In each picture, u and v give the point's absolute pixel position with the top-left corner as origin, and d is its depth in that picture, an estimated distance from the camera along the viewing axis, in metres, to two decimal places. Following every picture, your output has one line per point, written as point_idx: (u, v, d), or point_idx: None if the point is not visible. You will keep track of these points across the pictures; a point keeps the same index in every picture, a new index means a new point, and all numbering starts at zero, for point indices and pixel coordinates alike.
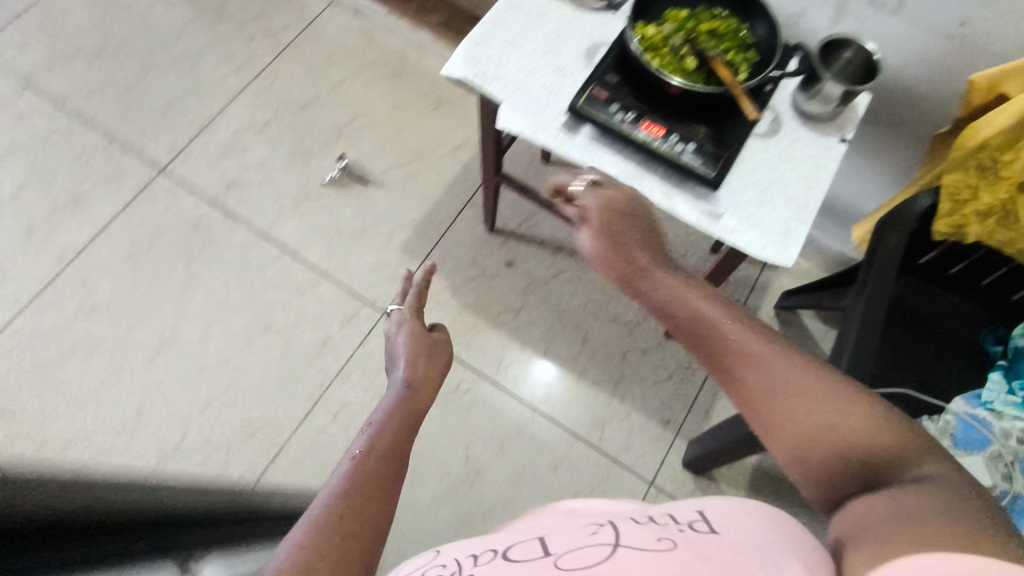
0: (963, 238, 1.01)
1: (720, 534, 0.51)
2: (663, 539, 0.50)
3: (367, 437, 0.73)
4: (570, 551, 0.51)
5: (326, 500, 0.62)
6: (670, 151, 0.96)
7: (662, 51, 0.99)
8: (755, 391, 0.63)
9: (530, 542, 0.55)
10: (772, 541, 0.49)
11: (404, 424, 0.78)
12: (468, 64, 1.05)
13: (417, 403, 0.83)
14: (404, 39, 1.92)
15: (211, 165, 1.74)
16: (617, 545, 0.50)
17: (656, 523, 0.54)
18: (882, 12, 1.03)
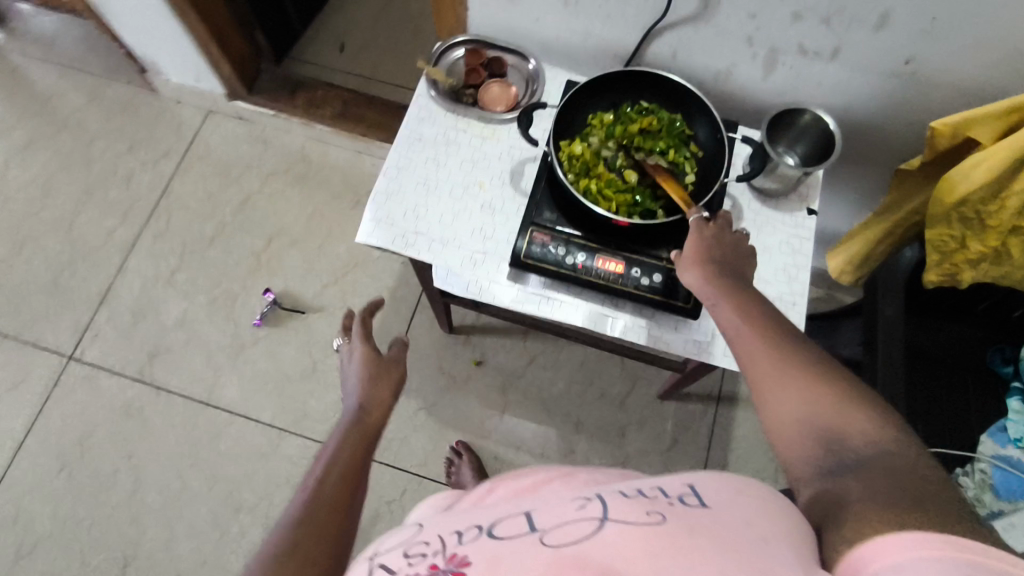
0: (958, 282, 0.94)
1: (711, 508, 0.46)
2: (651, 513, 0.45)
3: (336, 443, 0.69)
4: (557, 525, 0.47)
5: (270, 548, 0.57)
6: (636, 283, 0.84)
7: (594, 170, 0.86)
8: (763, 365, 0.60)
9: (516, 519, 0.50)
10: (772, 533, 0.45)
11: (364, 428, 0.72)
12: (382, 230, 0.90)
13: (370, 415, 0.75)
14: (300, 136, 1.73)
15: (126, 336, 1.55)
16: (605, 520, 0.45)
17: (643, 490, 0.49)
18: (818, 59, 0.92)
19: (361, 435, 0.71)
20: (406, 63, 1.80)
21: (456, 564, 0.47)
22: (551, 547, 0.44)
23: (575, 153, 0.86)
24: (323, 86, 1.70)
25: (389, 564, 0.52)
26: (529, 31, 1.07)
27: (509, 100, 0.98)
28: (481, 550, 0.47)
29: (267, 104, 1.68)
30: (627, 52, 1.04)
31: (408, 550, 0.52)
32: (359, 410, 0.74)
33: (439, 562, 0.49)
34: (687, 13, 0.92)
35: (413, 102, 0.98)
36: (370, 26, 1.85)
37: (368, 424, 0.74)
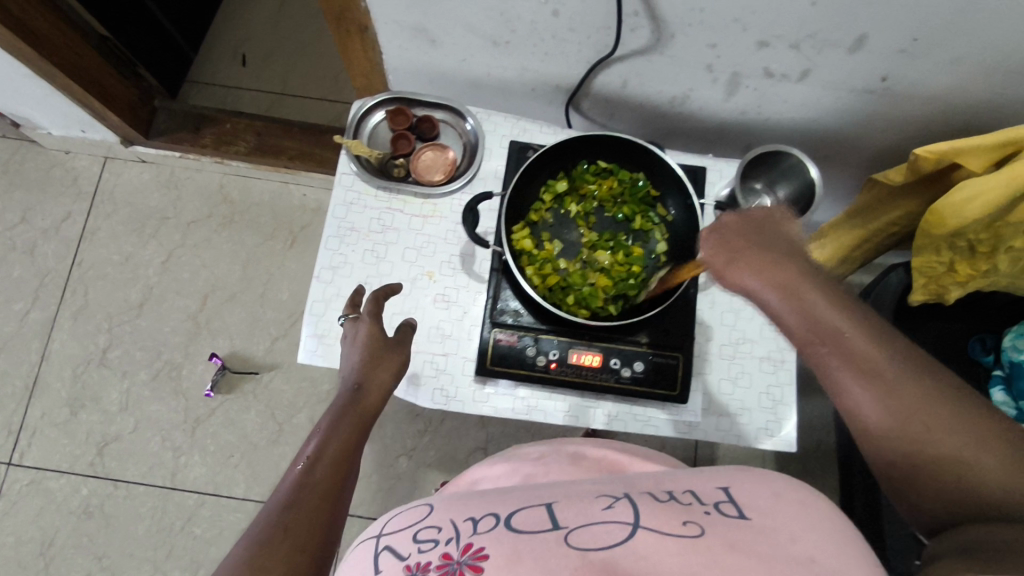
0: (943, 299, 0.89)
1: (749, 516, 0.42)
2: (688, 523, 0.42)
3: (326, 437, 0.61)
4: (582, 523, 0.43)
5: (248, 538, 0.51)
6: (614, 374, 0.77)
7: (552, 265, 0.77)
8: (859, 394, 0.51)
9: (536, 509, 0.46)
10: (822, 539, 0.40)
11: (357, 425, 0.64)
12: (328, 347, 0.81)
13: (367, 398, 0.66)
14: (214, 173, 1.55)
15: (67, 429, 1.42)
16: (637, 527, 0.42)
17: (675, 495, 0.46)
18: (785, 81, 0.82)
19: (353, 431, 0.63)
20: (319, 72, 1.60)
21: (472, 555, 0.42)
22: (577, 550, 0.41)
23: (530, 244, 0.77)
24: (229, 116, 1.49)
25: (395, 547, 0.46)
26: (455, 70, 0.93)
27: (447, 166, 0.86)
28: (499, 542, 0.43)
29: (169, 147, 1.47)
30: (570, 84, 0.91)
31: (418, 533, 0.46)
32: (354, 388, 0.67)
33: (451, 550, 0.43)
34: (636, 47, 0.79)
35: (337, 186, 0.85)
36: (270, 31, 1.62)
37: (365, 408, 0.66)
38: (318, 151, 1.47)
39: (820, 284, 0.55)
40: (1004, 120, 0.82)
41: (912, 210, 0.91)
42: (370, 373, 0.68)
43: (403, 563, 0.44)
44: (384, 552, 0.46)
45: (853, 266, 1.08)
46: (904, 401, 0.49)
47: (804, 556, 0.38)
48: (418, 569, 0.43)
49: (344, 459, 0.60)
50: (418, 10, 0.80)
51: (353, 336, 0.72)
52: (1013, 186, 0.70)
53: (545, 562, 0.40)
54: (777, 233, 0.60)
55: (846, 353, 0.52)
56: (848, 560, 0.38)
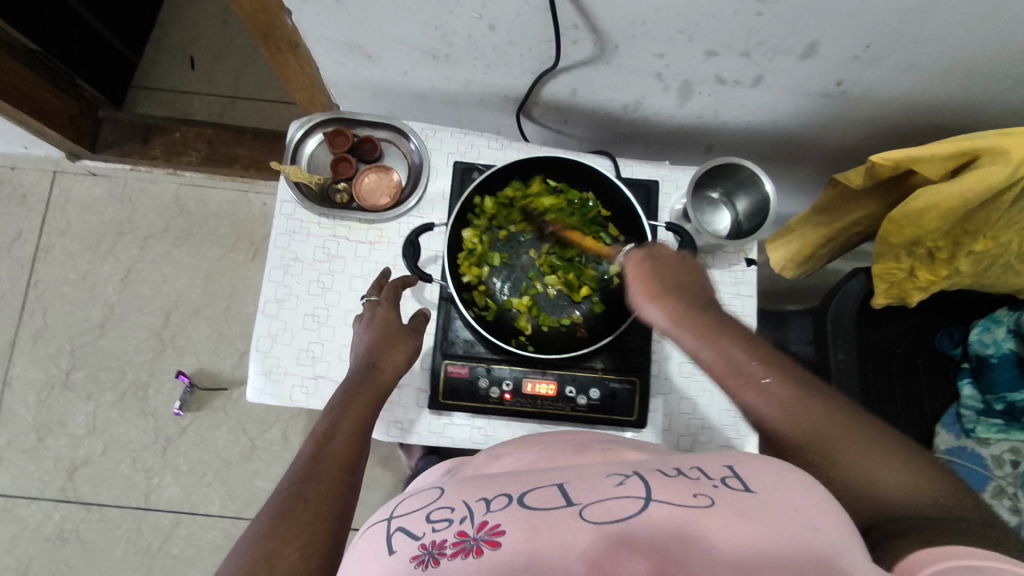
0: (906, 301, 0.88)
1: (757, 490, 0.41)
2: (698, 495, 0.41)
3: (346, 412, 0.64)
4: (594, 498, 0.42)
5: (270, 509, 0.54)
6: (570, 401, 0.75)
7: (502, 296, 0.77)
8: (777, 415, 0.54)
9: (547, 488, 0.45)
10: (827, 517, 0.39)
11: (370, 405, 0.66)
12: (276, 383, 0.78)
13: (383, 378, 0.68)
14: (169, 184, 1.48)
15: (36, 455, 1.39)
16: (650, 500, 0.41)
17: (682, 470, 0.44)
18: (738, 86, 0.79)
19: (365, 410, 0.65)
20: (273, 73, 1.53)
21: (488, 532, 0.41)
22: (591, 524, 0.40)
23: (476, 274, 0.75)
24: (179, 126, 1.46)
25: (410, 528, 0.45)
26: (399, 82, 0.89)
27: (392, 189, 0.83)
28: (514, 518, 0.42)
29: (120, 160, 1.45)
30: (519, 94, 0.87)
31: (431, 514, 0.45)
32: (370, 367, 0.68)
33: (466, 529, 0.42)
34: (581, 58, 0.75)
35: (278, 215, 0.82)
36: (219, 31, 1.54)
37: (379, 384, 0.68)
38: (273, 160, 1.43)
39: (740, 338, 0.59)
40: (963, 119, 0.80)
41: (873, 212, 0.89)
42: (385, 354, 0.70)
43: (418, 543, 0.43)
44: (398, 533, 0.45)
45: (817, 264, 1.05)
46: (819, 423, 0.52)
47: (813, 531, 0.38)
48: (433, 549, 0.41)
49: (359, 433, 0.63)
50: (348, 27, 0.75)
51: (366, 320, 0.73)
52: (969, 197, 0.68)
53: (560, 537, 0.40)
54: (699, 280, 0.67)
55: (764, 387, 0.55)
56: (850, 534, 0.39)
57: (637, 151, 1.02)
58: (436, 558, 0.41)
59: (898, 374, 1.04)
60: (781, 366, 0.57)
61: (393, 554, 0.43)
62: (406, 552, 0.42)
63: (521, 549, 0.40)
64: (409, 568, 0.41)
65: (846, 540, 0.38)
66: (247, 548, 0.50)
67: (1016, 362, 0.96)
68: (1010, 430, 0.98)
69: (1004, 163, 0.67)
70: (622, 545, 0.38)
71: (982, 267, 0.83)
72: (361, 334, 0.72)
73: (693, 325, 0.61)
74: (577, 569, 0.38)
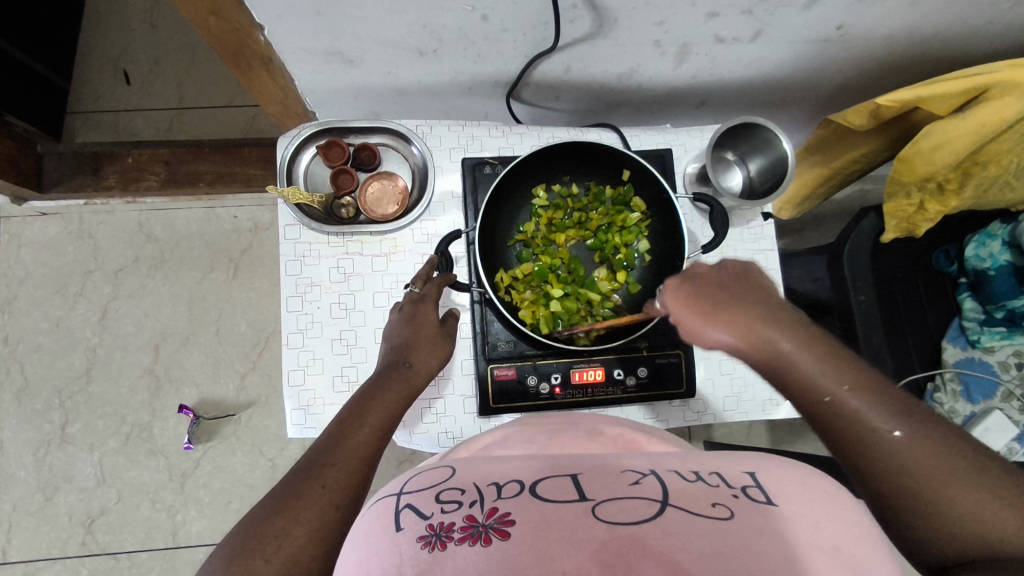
0: (915, 233, 0.91)
1: (778, 503, 0.37)
2: (717, 505, 0.37)
3: (378, 406, 0.62)
4: (609, 496, 0.38)
5: (283, 486, 0.52)
6: (619, 385, 0.77)
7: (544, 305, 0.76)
8: (849, 435, 0.52)
9: (559, 479, 0.40)
10: (843, 527, 0.36)
11: (399, 403, 0.64)
12: (317, 416, 0.76)
13: (415, 377, 0.67)
14: (129, 213, 1.41)
15: (46, 515, 1.31)
16: (665, 503, 0.37)
17: (701, 475, 0.41)
18: (737, 43, 0.76)
19: (394, 407, 0.63)
20: (218, 76, 1.43)
21: (498, 520, 0.36)
22: (604, 522, 0.35)
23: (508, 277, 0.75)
24: (132, 149, 1.32)
25: (418, 505, 0.39)
26: (381, 83, 0.83)
27: (400, 196, 0.79)
28: (525, 508, 0.37)
29: (71, 195, 1.33)
30: (510, 78, 0.83)
31: (439, 494, 0.40)
32: (404, 365, 0.67)
33: (475, 513, 0.37)
34: (577, 36, 0.72)
35: (284, 241, 0.78)
36: (150, 40, 1.43)
37: (413, 384, 0.67)
38: (237, 170, 1.33)
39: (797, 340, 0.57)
40: (956, 47, 0.80)
41: (876, 147, 0.87)
42: (420, 355, 0.68)
43: (425, 523, 0.37)
44: (406, 510, 0.39)
45: (814, 202, 1.06)
46: (906, 454, 0.49)
47: (827, 546, 0.34)
48: (440, 530, 0.36)
49: (384, 431, 0.60)
50: (327, 34, 0.69)
51: (406, 313, 0.71)
52: (980, 132, 0.71)
53: (571, 533, 0.35)
54: (750, 288, 0.62)
55: (844, 409, 0.52)
56: (870, 550, 0.35)
57: (630, 117, 1.00)
58: (444, 540, 0.35)
59: (907, 295, 1.06)
60: (834, 364, 0.55)
61: (400, 531, 0.37)
62: (412, 531, 0.37)
63: (532, 540, 0.35)
64: (415, 550, 0.35)
65: (860, 549, 0.35)
66: (254, 524, 0.48)
67: (1014, 272, 0.97)
68: (1012, 334, 1.01)
69: (1017, 96, 0.69)
70: (636, 545, 0.34)
71: (986, 191, 0.86)
72: (398, 326, 0.70)
73: (750, 343, 0.58)
74: (583, 561, 0.33)
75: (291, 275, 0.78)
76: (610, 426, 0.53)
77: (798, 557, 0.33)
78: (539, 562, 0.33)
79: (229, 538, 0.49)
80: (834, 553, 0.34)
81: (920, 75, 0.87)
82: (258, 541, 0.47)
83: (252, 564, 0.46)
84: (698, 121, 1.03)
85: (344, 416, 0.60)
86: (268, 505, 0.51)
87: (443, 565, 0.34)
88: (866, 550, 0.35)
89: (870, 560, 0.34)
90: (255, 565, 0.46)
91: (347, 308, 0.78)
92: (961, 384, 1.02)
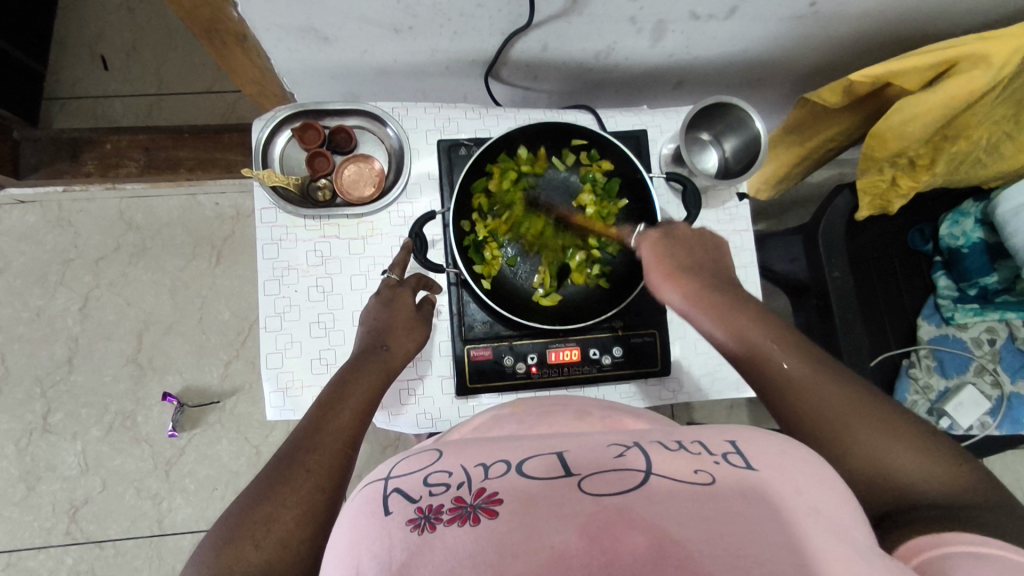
0: (887, 209, 0.94)
1: (759, 468, 0.37)
2: (699, 472, 0.37)
3: (355, 393, 0.61)
4: (596, 469, 0.38)
5: (265, 475, 0.52)
6: (597, 365, 0.78)
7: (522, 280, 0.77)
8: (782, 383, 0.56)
9: (546, 456, 0.40)
10: (826, 494, 0.37)
11: (379, 385, 0.64)
12: (295, 398, 0.76)
13: (394, 360, 0.67)
14: (109, 200, 1.39)
15: (30, 504, 1.30)
16: (651, 475, 0.37)
17: (684, 443, 0.41)
18: (711, 20, 0.77)
19: (375, 387, 0.63)
20: (197, 62, 1.41)
21: (486, 499, 0.37)
22: (590, 496, 0.36)
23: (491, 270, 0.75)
24: (110, 135, 1.31)
25: (406, 489, 0.39)
26: (358, 62, 0.83)
27: (376, 178, 0.80)
28: (513, 486, 0.37)
29: (50, 182, 1.31)
30: (487, 56, 0.84)
31: (427, 477, 0.40)
32: (381, 348, 0.67)
33: (463, 494, 0.37)
34: (552, 11, 0.72)
35: (260, 225, 0.78)
36: (128, 24, 1.41)
37: (390, 364, 0.66)
38: (218, 156, 1.32)
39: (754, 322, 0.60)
40: (926, 23, 0.81)
41: (849, 126, 0.89)
42: (397, 338, 0.68)
43: (414, 506, 0.38)
44: (393, 494, 0.39)
45: (791, 182, 1.06)
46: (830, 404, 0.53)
47: (809, 508, 0.35)
48: (429, 513, 0.36)
49: (363, 415, 0.60)
50: (301, 10, 0.69)
51: (384, 298, 0.71)
52: (949, 104, 0.72)
53: (557, 509, 0.35)
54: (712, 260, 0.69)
55: (783, 370, 0.56)
56: (853, 516, 0.36)
57: (610, 98, 1.00)
58: (433, 522, 0.36)
59: (882, 276, 1.07)
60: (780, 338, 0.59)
61: (388, 516, 0.37)
62: (401, 514, 0.37)
63: (521, 517, 0.35)
64: (405, 533, 0.36)
65: (839, 510, 0.36)
66: (242, 511, 0.48)
67: (986, 249, 0.99)
68: (985, 312, 1.01)
69: (983, 68, 0.70)
70: (625, 519, 0.34)
71: (957, 164, 0.88)
72: (375, 311, 0.70)
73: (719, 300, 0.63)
74: (572, 538, 0.33)
75: (263, 261, 0.78)
76: (587, 403, 0.53)
77: (777, 518, 0.34)
78: (525, 539, 0.33)
79: (213, 530, 0.48)
80: (816, 515, 0.35)
81: (893, 52, 0.88)
82: (246, 530, 0.47)
83: (242, 549, 0.46)
84: (676, 101, 1.04)
85: (327, 400, 0.59)
86: (250, 493, 0.50)
87: (432, 548, 0.34)
88: (846, 515, 0.36)
89: (852, 524, 0.36)
90: (245, 552, 0.46)
91: (324, 290, 0.78)
92: (935, 360, 1.03)
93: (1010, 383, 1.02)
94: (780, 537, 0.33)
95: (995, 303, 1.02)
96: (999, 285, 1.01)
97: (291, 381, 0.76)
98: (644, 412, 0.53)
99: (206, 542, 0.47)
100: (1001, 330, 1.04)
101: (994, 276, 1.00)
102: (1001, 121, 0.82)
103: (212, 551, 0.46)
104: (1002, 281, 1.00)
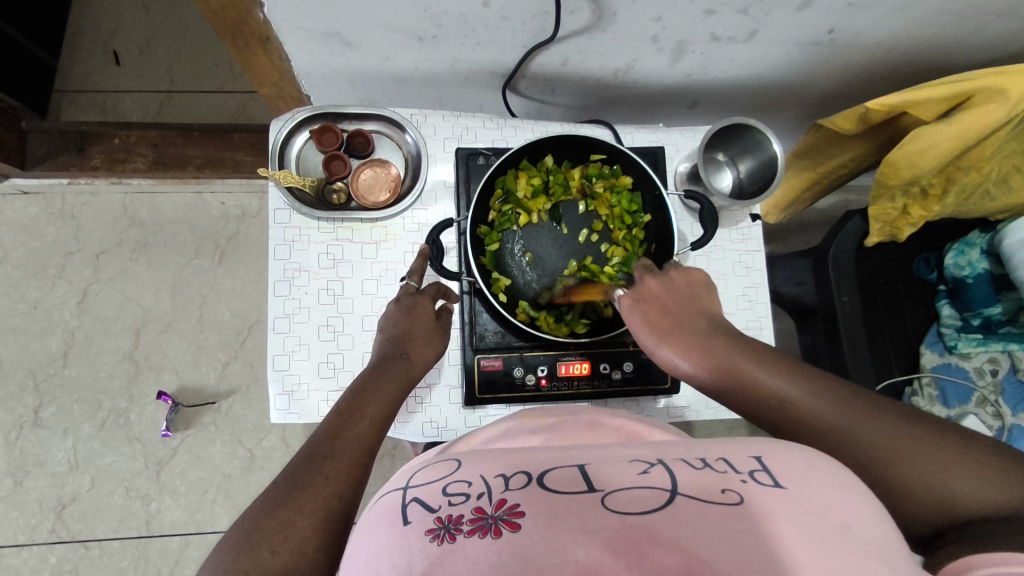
0: (897, 237, 0.95)
1: (786, 486, 0.37)
2: (727, 491, 0.36)
3: (375, 403, 0.60)
4: (620, 486, 0.37)
5: (285, 478, 0.51)
6: (608, 381, 0.77)
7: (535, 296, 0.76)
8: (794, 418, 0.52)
9: (568, 469, 0.39)
10: (854, 510, 0.36)
11: (398, 394, 0.63)
12: (301, 402, 0.75)
13: (414, 369, 0.66)
14: (113, 194, 1.38)
15: (16, 500, 1.28)
16: (676, 491, 0.36)
17: (709, 461, 0.40)
18: (732, 43, 0.78)
19: (394, 397, 0.62)
20: (210, 61, 1.42)
21: (507, 511, 0.36)
22: (615, 513, 0.35)
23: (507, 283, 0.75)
24: (118, 130, 1.31)
25: (426, 499, 0.39)
26: (378, 68, 0.83)
27: (392, 183, 0.79)
28: (535, 499, 0.37)
29: (53, 174, 1.30)
30: (507, 69, 0.84)
31: (446, 487, 0.39)
32: (403, 357, 0.66)
33: (484, 505, 0.37)
34: (577, 28, 0.73)
35: (274, 225, 0.77)
36: (143, 21, 1.41)
37: (408, 373, 0.65)
38: (226, 156, 1.31)
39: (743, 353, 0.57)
40: (941, 56, 0.82)
41: (860, 153, 0.90)
42: (417, 348, 0.68)
43: (434, 515, 0.37)
44: (412, 504, 0.39)
45: (801, 207, 1.07)
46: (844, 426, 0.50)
47: (838, 525, 0.34)
48: (449, 522, 0.36)
49: (382, 424, 0.59)
50: (327, 14, 0.69)
51: (404, 305, 0.71)
52: (965, 136, 0.73)
53: (582, 524, 0.34)
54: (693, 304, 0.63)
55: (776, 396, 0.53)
56: (881, 535, 0.35)
57: (625, 114, 1.01)
58: (453, 533, 0.35)
59: (888, 303, 1.07)
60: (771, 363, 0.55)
61: (407, 525, 0.37)
62: (420, 524, 0.37)
63: (545, 530, 0.34)
64: (424, 544, 0.35)
65: (867, 525, 0.35)
66: (258, 514, 0.47)
67: (990, 280, 1.00)
68: (989, 342, 1.02)
69: (1000, 102, 0.70)
70: (649, 535, 0.33)
71: (968, 197, 0.89)
72: (397, 318, 0.70)
73: (697, 350, 0.58)
74: (596, 551, 0.32)
75: (275, 261, 0.77)
76: (602, 415, 0.52)
77: (806, 535, 0.33)
78: (550, 552, 0.33)
79: (229, 532, 0.47)
80: (846, 532, 0.34)
81: (907, 82, 0.89)
82: (264, 534, 0.46)
83: (259, 555, 0.45)
84: (690, 121, 1.04)
85: (348, 408, 0.59)
86: (267, 496, 0.49)
87: (453, 559, 0.34)
88: (876, 533, 0.35)
89: (881, 542, 0.35)
90: (261, 558, 0.45)
91: (334, 294, 0.78)
92: (937, 389, 1.04)
93: (1012, 415, 1.02)
94: (810, 553, 0.32)
95: (998, 334, 1.03)
96: (1002, 316, 1.02)
97: (296, 384, 0.75)
98: (661, 427, 0.53)
99: (222, 544, 0.46)
100: (1003, 361, 1.04)
101: (998, 306, 1.01)
102: (1014, 155, 0.83)
103: (230, 554, 0.45)
104: (1005, 312, 1.01)
